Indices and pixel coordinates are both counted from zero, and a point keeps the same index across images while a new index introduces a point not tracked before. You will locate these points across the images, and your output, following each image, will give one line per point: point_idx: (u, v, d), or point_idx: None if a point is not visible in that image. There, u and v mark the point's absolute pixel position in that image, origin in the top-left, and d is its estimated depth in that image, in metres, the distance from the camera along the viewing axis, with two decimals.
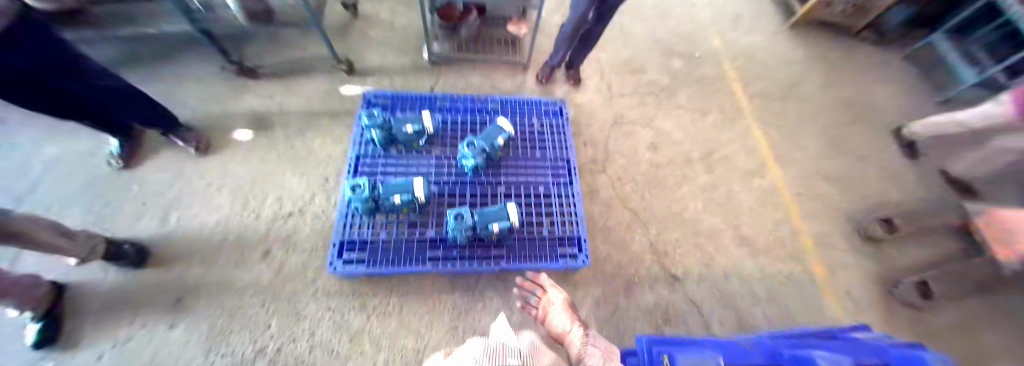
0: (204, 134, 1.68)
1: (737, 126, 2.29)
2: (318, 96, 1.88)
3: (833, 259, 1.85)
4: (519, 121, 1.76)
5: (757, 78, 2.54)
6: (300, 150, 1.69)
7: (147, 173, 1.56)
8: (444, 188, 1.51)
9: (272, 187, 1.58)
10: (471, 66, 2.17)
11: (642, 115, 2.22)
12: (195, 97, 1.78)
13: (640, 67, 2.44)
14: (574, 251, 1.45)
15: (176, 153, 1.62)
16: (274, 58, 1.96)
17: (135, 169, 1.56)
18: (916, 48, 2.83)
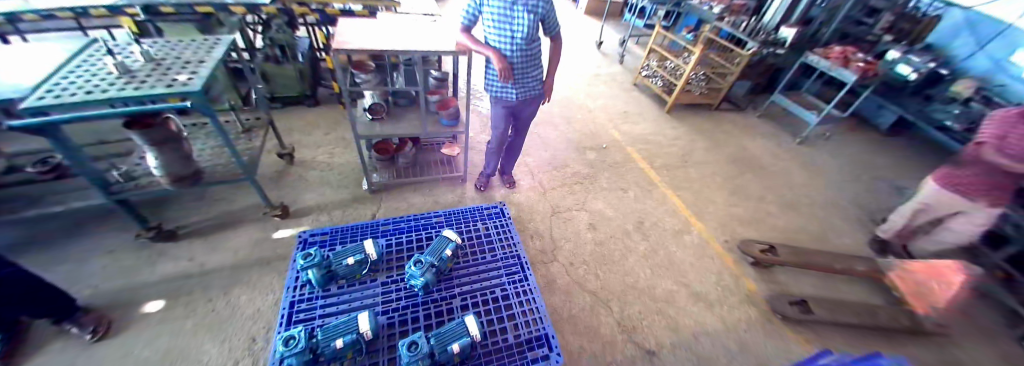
0: (105, 313, 1.43)
1: (655, 195, 2.63)
2: (249, 246, 1.77)
3: (776, 293, 2.00)
4: (464, 229, 1.83)
5: (656, 155, 3.05)
6: (225, 310, 1.50)
7: None
8: (394, 316, 1.41)
9: (186, 363, 1.33)
10: (411, 188, 2.29)
11: (575, 201, 2.45)
12: (92, 273, 1.56)
13: (562, 163, 2.80)
14: (544, 351, 1.37)
15: (62, 344, 1.34)
16: (198, 216, 1.87)
17: None
18: (757, 114, 3.71)
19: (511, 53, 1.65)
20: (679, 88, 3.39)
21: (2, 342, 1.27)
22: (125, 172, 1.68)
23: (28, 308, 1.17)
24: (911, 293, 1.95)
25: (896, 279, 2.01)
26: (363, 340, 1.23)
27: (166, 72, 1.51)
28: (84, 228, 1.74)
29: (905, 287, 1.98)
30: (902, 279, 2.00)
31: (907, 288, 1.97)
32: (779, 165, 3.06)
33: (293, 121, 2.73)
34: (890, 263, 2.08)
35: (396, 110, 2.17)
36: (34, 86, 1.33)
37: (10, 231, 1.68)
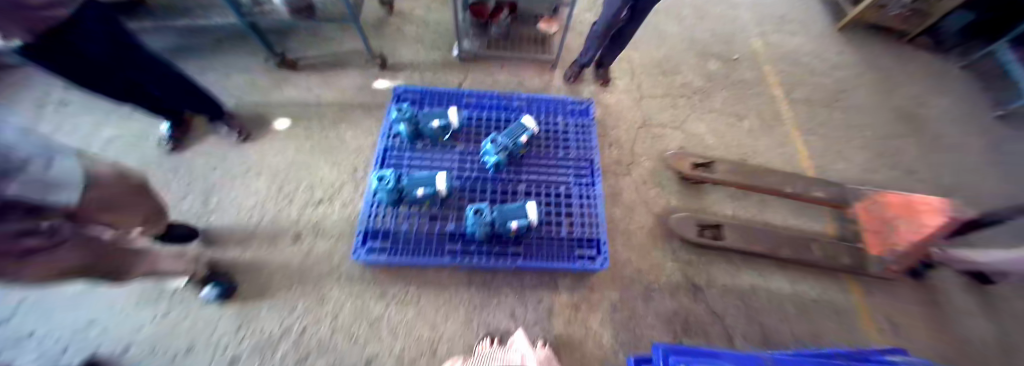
0: (245, 123, 1.79)
1: (775, 133, 2.16)
2: (352, 89, 1.96)
3: (875, 280, 1.71)
4: (543, 120, 1.76)
5: (801, 84, 2.38)
6: (333, 140, 1.78)
7: (185, 158, 1.69)
8: (466, 183, 1.53)
9: (306, 175, 1.67)
10: (499, 64, 2.18)
11: (671, 117, 2.15)
12: (239, 87, 1.90)
13: (672, 68, 2.36)
14: (592, 252, 1.43)
15: (217, 140, 1.75)
16: (314, 52, 2.06)
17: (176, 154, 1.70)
18: (961, 64, 2.52)
19: None
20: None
21: (175, 129, 1.70)
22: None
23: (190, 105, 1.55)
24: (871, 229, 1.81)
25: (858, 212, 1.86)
26: (438, 196, 1.39)
27: None
28: (231, 45, 2.05)
29: (870, 223, 1.83)
30: (868, 214, 1.85)
31: (867, 223, 1.83)
32: (978, 135, 2.22)
33: None
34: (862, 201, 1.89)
35: None
36: None
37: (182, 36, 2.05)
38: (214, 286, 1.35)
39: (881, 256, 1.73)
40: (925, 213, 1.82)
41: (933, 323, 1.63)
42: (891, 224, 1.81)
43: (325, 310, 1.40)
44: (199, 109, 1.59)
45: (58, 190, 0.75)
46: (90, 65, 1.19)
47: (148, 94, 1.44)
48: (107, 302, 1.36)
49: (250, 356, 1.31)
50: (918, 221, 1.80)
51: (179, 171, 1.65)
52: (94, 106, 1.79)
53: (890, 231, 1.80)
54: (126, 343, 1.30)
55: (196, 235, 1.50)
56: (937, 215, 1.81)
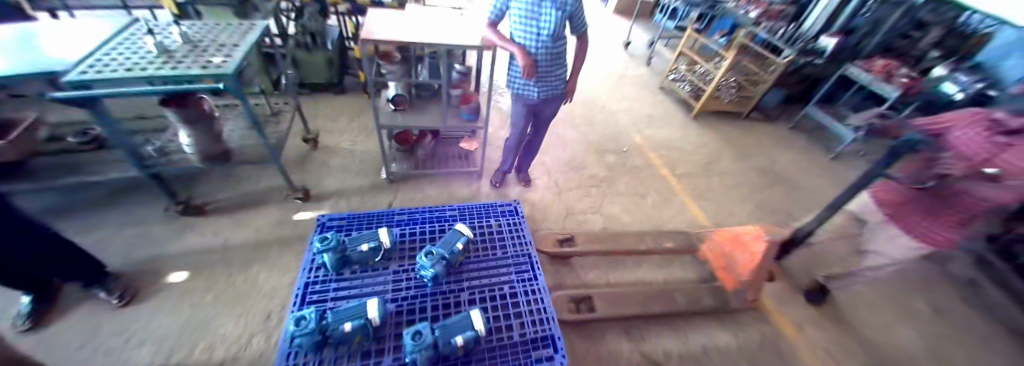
0: (134, 281, 1.52)
1: (674, 203, 2.56)
2: (271, 226, 1.84)
3: (796, 316, 1.90)
4: (476, 225, 1.83)
5: (678, 162, 2.96)
6: (244, 285, 1.57)
7: (42, 340, 1.30)
8: (402, 304, 1.43)
9: (205, 333, 1.40)
10: (428, 180, 2.31)
11: (590, 204, 2.42)
12: (125, 243, 1.65)
13: (580, 164, 2.77)
14: (549, 352, 1.36)
15: (87, 309, 1.41)
16: (227, 194, 1.96)
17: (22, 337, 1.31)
18: (790, 126, 3.53)
19: (538, 51, 1.63)
20: (708, 95, 3.27)
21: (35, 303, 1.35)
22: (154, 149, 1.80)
23: (57, 271, 1.29)
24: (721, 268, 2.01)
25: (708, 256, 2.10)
26: (370, 326, 1.25)
27: (201, 54, 1.58)
28: (123, 198, 1.86)
29: (715, 260, 2.07)
30: (714, 252, 2.09)
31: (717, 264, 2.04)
32: (808, 181, 2.91)
33: (319, 107, 2.81)
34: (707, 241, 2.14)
35: (418, 102, 2.19)
36: (80, 61, 1.44)
37: (56, 197, 1.80)
38: None
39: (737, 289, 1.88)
40: (748, 238, 1.95)
41: (857, 344, 1.80)
42: (732, 256, 1.99)
43: None
44: (69, 277, 1.33)
45: None
46: None
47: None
48: None
49: None
50: (743, 248, 1.95)
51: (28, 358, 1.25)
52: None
53: (731, 263, 1.98)
54: None
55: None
56: (760, 241, 1.87)
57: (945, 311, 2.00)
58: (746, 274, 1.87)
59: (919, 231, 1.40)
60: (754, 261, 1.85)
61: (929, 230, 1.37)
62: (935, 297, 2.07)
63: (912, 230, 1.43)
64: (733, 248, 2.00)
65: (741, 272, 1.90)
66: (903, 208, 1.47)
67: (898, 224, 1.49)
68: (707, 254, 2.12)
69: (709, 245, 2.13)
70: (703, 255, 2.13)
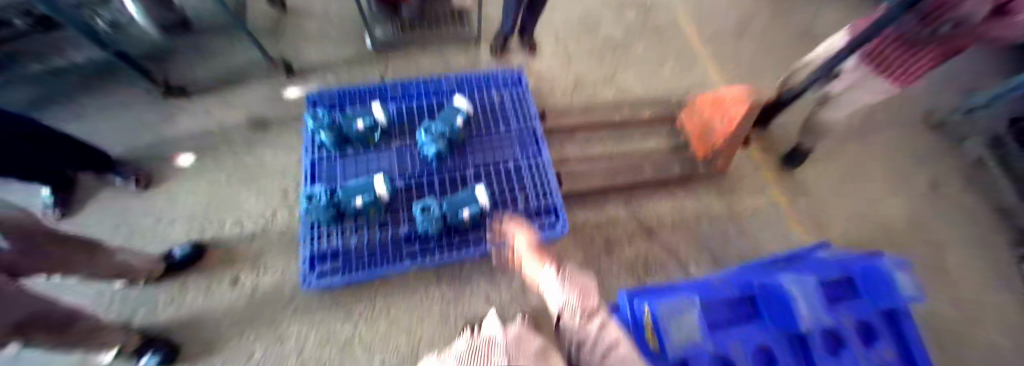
0: (142, 166, 1.55)
1: (695, 71, 2.31)
2: (261, 106, 1.75)
3: (793, 185, 1.96)
4: (477, 99, 1.71)
5: (709, 20, 2.54)
6: (252, 165, 1.60)
7: (85, 221, 1.42)
8: (410, 180, 1.47)
9: (230, 209, 1.50)
10: (421, 49, 2.05)
11: (602, 74, 2.20)
12: (119, 127, 1.61)
13: (594, 25, 2.39)
14: (551, 220, 1.46)
15: (112, 192, 1.49)
16: (203, 70, 1.80)
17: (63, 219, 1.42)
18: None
19: None
20: None
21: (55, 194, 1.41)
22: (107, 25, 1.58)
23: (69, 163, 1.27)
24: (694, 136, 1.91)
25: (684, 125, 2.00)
26: (380, 201, 1.31)
27: None
28: (96, 79, 1.72)
29: (694, 128, 1.92)
30: (694, 119, 1.91)
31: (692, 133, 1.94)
32: None
33: None
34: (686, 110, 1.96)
35: None
36: None
37: (24, 80, 1.67)
38: (152, 354, 1.19)
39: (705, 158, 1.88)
40: (729, 102, 1.67)
41: (843, 210, 1.91)
42: (710, 123, 1.80)
43: (286, 348, 1.29)
44: (80, 168, 1.35)
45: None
46: None
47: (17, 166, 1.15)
48: None
49: None
50: (722, 113, 1.71)
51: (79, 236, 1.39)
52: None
53: (708, 131, 1.82)
54: None
55: (114, 304, 1.30)
56: (739, 104, 1.59)
57: (945, 180, 2.03)
58: (719, 142, 1.74)
59: (899, 73, 1.31)
60: (729, 127, 1.66)
61: (913, 68, 1.28)
62: (941, 166, 2.07)
63: (888, 72, 1.33)
64: (711, 113, 1.78)
65: (713, 140, 1.78)
66: (893, 47, 1.27)
67: (870, 67, 1.34)
68: (687, 122, 1.97)
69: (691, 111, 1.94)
70: (684, 124, 2.00)
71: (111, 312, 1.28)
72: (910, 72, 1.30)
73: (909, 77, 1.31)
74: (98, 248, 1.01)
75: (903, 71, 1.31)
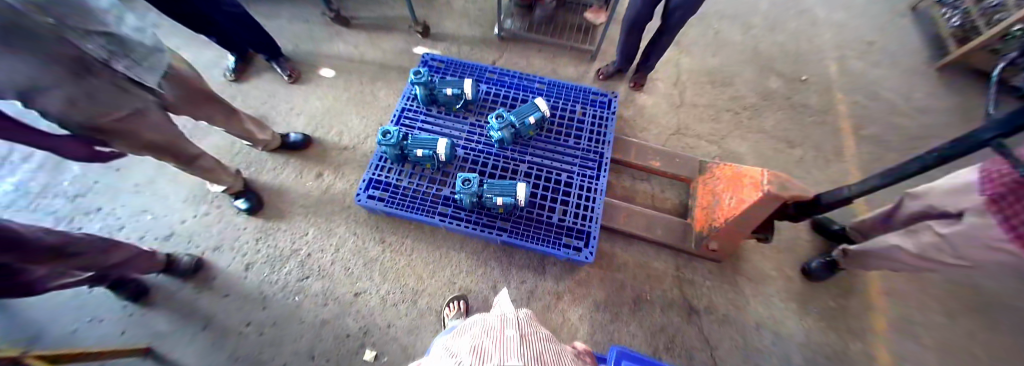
0: (298, 67, 1.98)
1: (831, 168, 1.92)
2: (393, 53, 2.07)
3: (911, 351, 1.50)
4: (560, 106, 1.72)
5: (877, 119, 2.07)
6: (368, 96, 1.91)
7: (244, 90, 1.90)
8: (469, 153, 1.56)
9: (338, 121, 1.82)
10: (536, 47, 2.16)
11: (711, 131, 1.99)
12: (296, 35, 2.09)
13: (726, 79, 2.18)
14: (579, 244, 1.41)
15: (272, 78, 1.95)
16: (366, 12, 2.20)
17: (237, 85, 1.92)
18: None
19: None
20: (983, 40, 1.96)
21: (238, 63, 1.92)
22: None
23: (250, 41, 1.72)
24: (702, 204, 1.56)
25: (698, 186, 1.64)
26: (436, 159, 1.43)
27: None
28: None
29: (702, 196, 1.59)
30: (707, 187, 1.57)
31: (702, 200, 1.58)
32: None
33: None
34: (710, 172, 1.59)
35: None
36: None
37: None
38: (245, 200, 1.55)
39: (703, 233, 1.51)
40: (744, 180, 1.33)
41: None
42: (719, 197, 1.45)
43: (329, 242, 1.53)
44: (258, 48, 1.78)
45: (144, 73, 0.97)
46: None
47: (217, 27, 1.61)
48: (159, 195, 1.62)
49: (259, 268, 1.49)
50: (735, 190, 1.34)
51: (237, 99, 1.87)
52: (173, 32, 2.05)
53: (714, 204, 1.48)
54: (166, 233, 1.55)
55: (237, 155, 1.70)
56: (754, 188, 1.20)
57: None
58: (719, 221, 1.40)
59: None
60: (734, 209, 1.31)
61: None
62: None
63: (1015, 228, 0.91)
64: (725, 187, 1.43)
65: (715, 216, 1.44)
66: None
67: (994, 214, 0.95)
68: (699, 188, 1.63)
69: (709, 177, 1.60)
70: (696, 187, 1.66)
71: (234, 160, 1.69)
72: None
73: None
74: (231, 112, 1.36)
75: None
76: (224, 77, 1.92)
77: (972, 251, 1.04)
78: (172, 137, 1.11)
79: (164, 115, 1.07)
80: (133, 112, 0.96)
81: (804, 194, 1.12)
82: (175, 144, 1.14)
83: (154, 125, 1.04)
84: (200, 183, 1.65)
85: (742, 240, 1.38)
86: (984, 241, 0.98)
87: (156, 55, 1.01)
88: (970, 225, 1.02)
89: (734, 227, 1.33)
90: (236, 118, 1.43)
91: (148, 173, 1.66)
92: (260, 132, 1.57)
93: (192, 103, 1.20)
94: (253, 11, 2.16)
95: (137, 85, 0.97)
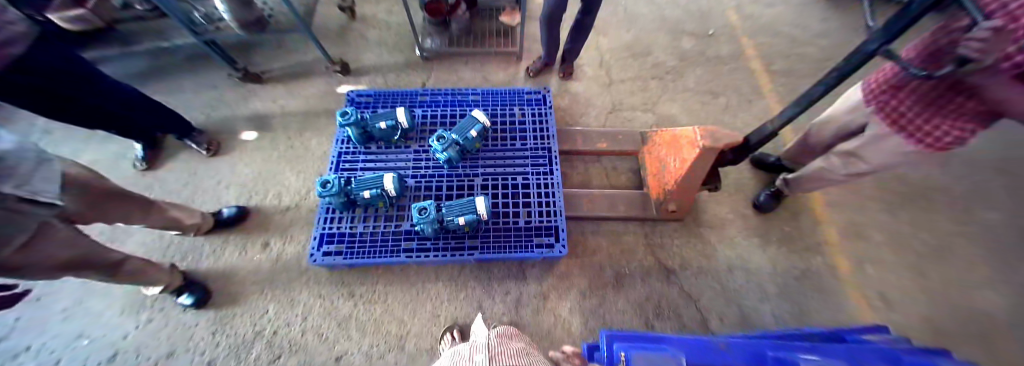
0: (215, 137, 1.83)
1: (754, 108, 2.10)
2: (317, 98, 1.98)
3: (858, 251, 1.68)
4: (499, 112, 1.73)
5: (780, 55, 2.29)
6: (301, 148, 1.81)
7: (159, 177, 1.72)
8: (421, 181, 1.53)
9: (274, 183, 1.71)
10: (462, 60, 2.16)
11: (643, 100, 2.10)
12: (203, 104, 1.93)
13: (644, 49, 2.31)
14: (550, 240, 1.42)
15: (187, 155, 1.79)
16: (278, 63, 2.08)
17: (149, 173, 1.74)
18: None
19: None
20: None
21: (146, 150, 1.74)
22: (201, 16, 1.78)
23: (152, 123, 1.57)
24: (653, 172, 1.67)
25: (644, 157, 1.76)
26: (387, 196, 1.38)
27: None
28: (196, 65, 2.07)
29: (650, 165, 1.70)
30: (651, 155, 1.69)
31: (651, 168, 1.69)
32: None
33: None
34: (651, 141, 1.72)
35: None
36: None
37: (145, 60, 2.07)
38: (190, 293, 1.41)
39: (661, 198, 1.62)
40: (680, 142, 1.45)
41: (926, 292, 1.58)
42: (664, 161, 1.57)
43: (294, 313, 1.43)
44: (163, 129, 1.63)
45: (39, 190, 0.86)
46: (33, 91, 1.19)
47: (111, 118, 1.45)
48: (91, 314, 1.43)
49: (223, 362, 1.35)
50: (676, 152, 1.46)
51: (153, 188, 1.69)
52: (62, 136, 1.83)
53: (661, 169, 1.59)
54: (110, 354, 1.36)
55: (168, 248, 1.55)
56: (692, 147, 1.31)
57: None
58: (670, 183, 1.51)
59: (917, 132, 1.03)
60: (681, 170, 1.42)
61: (932, 125, 1.00)
62: None
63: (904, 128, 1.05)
64: (667, 151, 1.56)
65: (665, 180, 1.56)
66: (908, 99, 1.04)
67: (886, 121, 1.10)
68: (646, 157, 1.74)
69: (651, 146, 1.73)
70: (642, 157, 1.78)
71: (166, 255, 1.53)
72: (932, 134, 1.00)
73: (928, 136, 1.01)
74: (146, 205, 1.24)
75: (916, 125, 1.03)
76: (132, 169, 1.74)
77: (877, 153, 1.18)
78: (79, 251, 0.99)
79: (69, 229, 0.96)
80: (34, 233, 0.86)
81: (732, 140, 1.23)
82: (88, 256, 1.02)
83: (55, 243, 0.92)
84: (135, 289, 1.47)
85: (696, 194, 1.51)
86: (887, 145, 1.13)
87: (47, 163, 0.90)
88: (869, 135, 1.17)
89: (685, 184, 1.45)
90: (159, 210, 1.31)
91: (75, 293, 1.47)
92: (187, 217, 1.44)
93: (105, 207, 1.09)
94: (149, 88, 1.97)
95: (33, 200, 0.85)
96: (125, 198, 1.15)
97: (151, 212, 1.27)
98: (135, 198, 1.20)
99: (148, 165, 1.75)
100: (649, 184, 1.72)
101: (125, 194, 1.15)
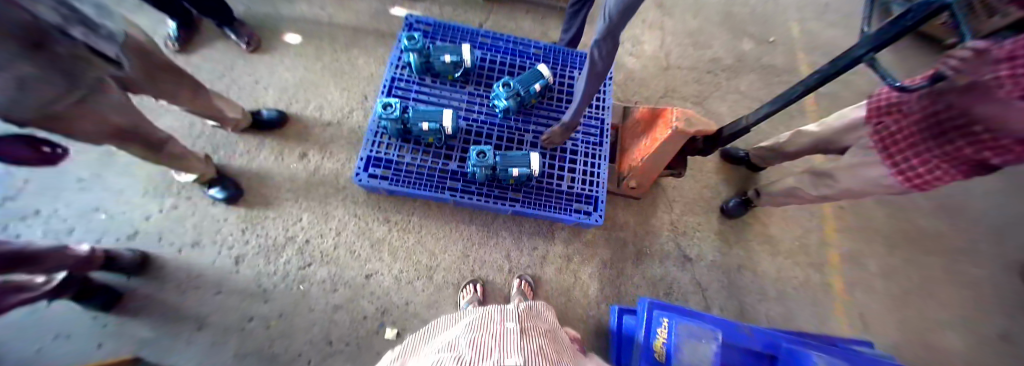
0: (256, 32, 1.72)
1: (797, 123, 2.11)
2: (368, 15, 1.86)
3: (854, 274, 1.79)
4: (559, 72, 1.68)
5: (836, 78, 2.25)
6: (346, 65, 1.72)
7: (193, 62, 1.63)
8: (472, 125, 1.50)
9: (317, 94, 1.64)
10: (524, 8, 2.06)
11: (694, 92, 2.08)
12: None
13: (705, 41, 2.25)
14: (588, 208, 1.45)
15: (225, 47, 1.68)
16: None
17: (182, 56, 1.63)
18: None
19: None
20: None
21: (181, 30, 1.62)
22: None
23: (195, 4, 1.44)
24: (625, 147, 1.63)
25: (618, 131, 1.71)
26: (443, 133, 1.36)
27: None
28: None
29: (623, 140, 1.66)
30: (627, 131, 1.64)
31: (624, 143, 1.66)
32: None
33: None
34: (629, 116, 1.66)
35: None
36: None
37: None
38: (221, 189, 1.38)
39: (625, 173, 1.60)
40: (655, 120, 1.39)
41: (901, 322, 1.72)
42: (637, 138, 1.53)
43: (326, 228, 1.44)
44: (205, 13, 1.50)
45: (104, 46, 0.79)
46: None
47: None
48: (111, 190, 1.39)
49: (251, 259, 1.37)
50: (650, 130, 1.42)
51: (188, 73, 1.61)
52: None
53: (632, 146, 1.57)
54: (129, 232, 1.35)
55: (200, 138, 1.50)
56: (666, 126, 1.27)
57: None
58: (637, 160, 1.49)
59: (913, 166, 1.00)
60: (650, 149, 1.39)
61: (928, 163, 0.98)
62: None
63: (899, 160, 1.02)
64: (642, 128, 1.51)
65: (633, 157, 1.54)
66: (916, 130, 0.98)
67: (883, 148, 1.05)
68: (622, 132, 1.69)
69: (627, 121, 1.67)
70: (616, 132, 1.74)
71: (198, 144, 1.49)
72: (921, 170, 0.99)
73: (917, 175, 1.00)
74: (198, 90, 1.18)
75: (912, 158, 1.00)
76: (165, 48, 1.63)
77: None
78: (136, 124, 0.95)
79: (127, 96, 0.90)
80: (92, 92, 0.79)
81: (705, 127, 1.24)
82: (141, 128, 0.98)
83: (116, 107, 0.87)
84: (161, 172, 1.43)
85: (658, 176, 1.52)
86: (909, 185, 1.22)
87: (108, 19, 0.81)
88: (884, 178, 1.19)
89: (650, 164, 1.44)
90: (205, 96, 1.24)
91: (93, 164, 1.41)
92: (229, 111, 1.38)
93: (158, 81, 1.02)
94: None
95: (98, 55, 0.79)
96: (183, 77, 1.10)
97: (199, 97, 1.21)
98: (190, 80, 1.13)
99: (182, 47, 1.64)
100: (616, 159, 1.69)
101: (184, 73, 1.10)
